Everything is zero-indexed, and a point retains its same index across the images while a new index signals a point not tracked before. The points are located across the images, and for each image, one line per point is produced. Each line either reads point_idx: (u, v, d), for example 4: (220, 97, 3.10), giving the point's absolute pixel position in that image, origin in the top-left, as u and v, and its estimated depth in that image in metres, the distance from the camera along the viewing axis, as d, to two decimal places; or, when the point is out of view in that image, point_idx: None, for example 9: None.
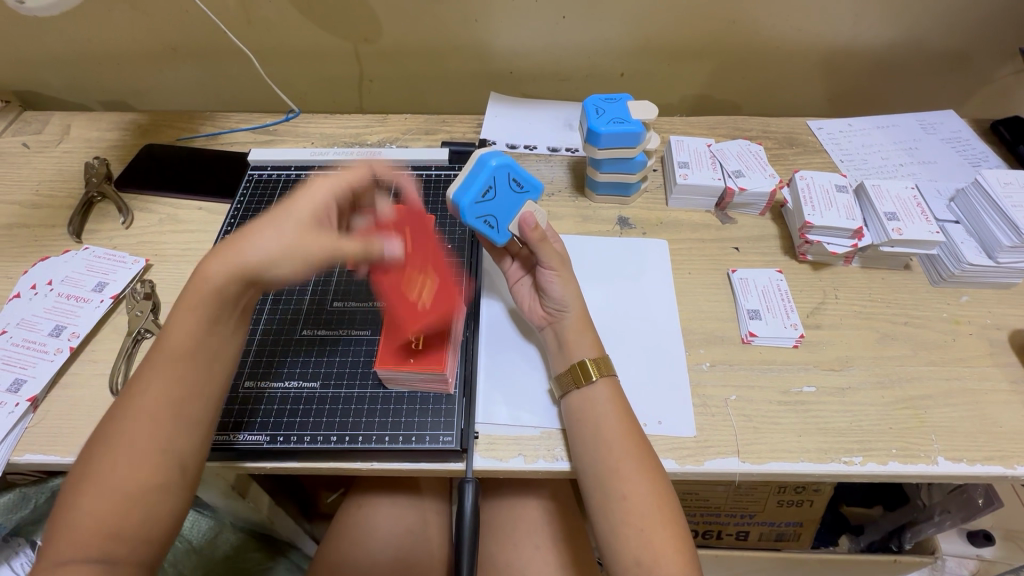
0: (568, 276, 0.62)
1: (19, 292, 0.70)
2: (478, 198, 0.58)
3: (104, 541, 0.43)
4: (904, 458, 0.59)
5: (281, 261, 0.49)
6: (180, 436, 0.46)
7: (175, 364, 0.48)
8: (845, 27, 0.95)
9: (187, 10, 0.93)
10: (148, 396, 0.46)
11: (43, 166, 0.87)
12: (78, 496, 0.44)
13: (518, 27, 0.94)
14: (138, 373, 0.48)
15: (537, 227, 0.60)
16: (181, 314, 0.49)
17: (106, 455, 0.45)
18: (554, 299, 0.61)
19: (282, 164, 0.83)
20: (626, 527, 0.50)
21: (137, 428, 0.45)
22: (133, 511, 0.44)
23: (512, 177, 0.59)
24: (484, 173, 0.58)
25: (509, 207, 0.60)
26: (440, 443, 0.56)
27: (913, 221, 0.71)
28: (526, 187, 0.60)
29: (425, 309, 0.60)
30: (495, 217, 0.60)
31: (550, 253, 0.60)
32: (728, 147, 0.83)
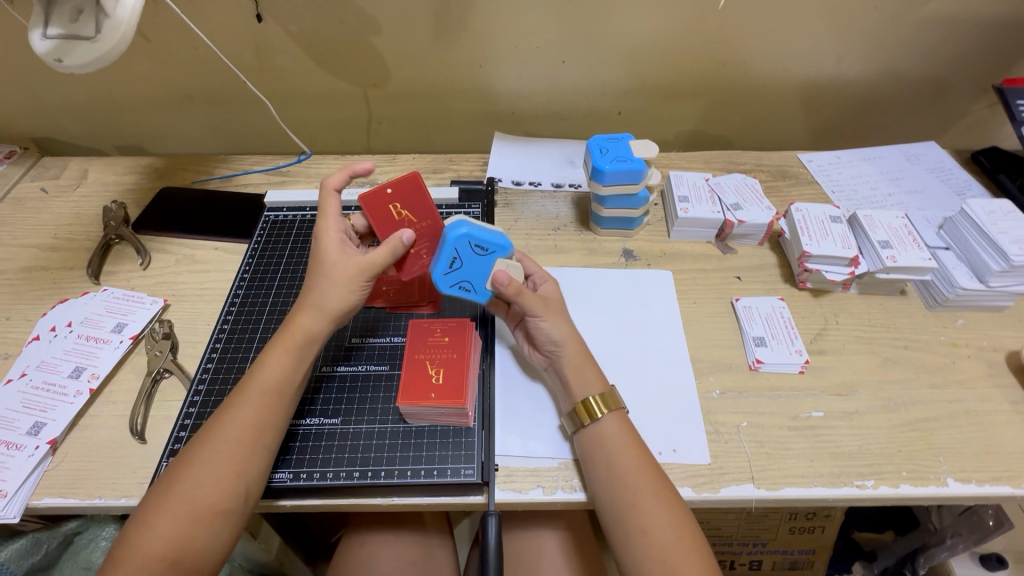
0: (557, 316, 0.63)
1: (39, 334, 0.71)
2: (445, 270, 0.61)
3: (164, 562, 0.47)
4: (915, 480, 0.60)
5: (344, 300, 0.58)
6: (253, 464, 0.52)
7: (266, 397, 0.55)
8: (827, 66, 1.01)
9: (205, 60, 0.97)
10: (238, 423, 0.53)
11: (61, 210, 0.89)
12: (153, 507, 0.49)
13: (520, 70, 0.99)
14: (232, 402, 0.54)
15: (512, 282, 0.60)
16: (275, 354, 0.57)
17: (187, 474, 0.50)
18: (545, 341, 0.62)
19: (297, 205, 0.86)
20: (650, 562, 0.50)
21: (221, 449, 0.51)
22: (197, 534, 0.48)
23: (473, 244, 0.60)
24: (447, 247, 0.60)
25: (480, 269, 0.62)
26: (461, 476, 0.57)
27: (906, 248, 0.74)
28: (492, 248, 0.61)
29: (446, 345, 0.62)
30: (470, 281, 0.62)
31: (532, 301, 0.61)
32: (726, 181, 0.87)
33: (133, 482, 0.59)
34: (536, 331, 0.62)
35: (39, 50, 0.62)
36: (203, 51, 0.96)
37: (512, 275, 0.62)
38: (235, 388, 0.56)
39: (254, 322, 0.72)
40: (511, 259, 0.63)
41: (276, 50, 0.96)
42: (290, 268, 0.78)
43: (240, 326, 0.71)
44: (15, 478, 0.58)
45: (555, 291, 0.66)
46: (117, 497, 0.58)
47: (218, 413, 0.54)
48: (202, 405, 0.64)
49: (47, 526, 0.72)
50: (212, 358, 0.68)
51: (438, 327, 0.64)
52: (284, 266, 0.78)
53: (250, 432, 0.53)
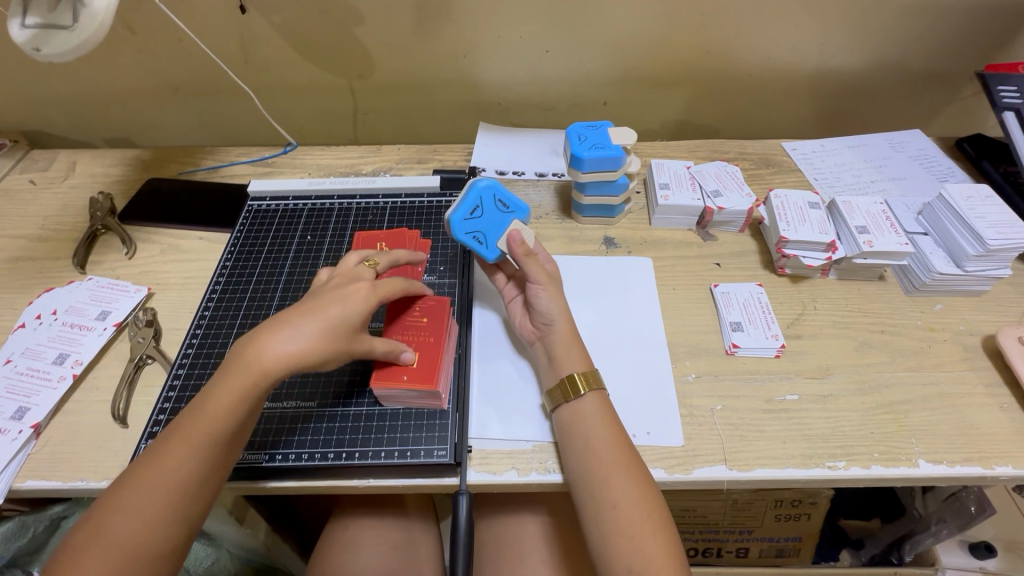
0: (555, 291, 0.64)
1: (24, 322, 0.72)
2: (466, 216, 0.65)
3: (112, 572, 0.46)
4: (886, 461, 0.60)
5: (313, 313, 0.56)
6: (207, 477, 0.50)
7: (224, 411, 0.52)
8: (811, 55, 1.01)
9: (191, 52, 0.98)
10: (193, 436, 0.50)
11: (48, 202, 0.90)
12: (104, 515, 0.48)
13: (504, 61, 0.99)
14: (189, 412, 0.52)
15: (523, 242, 0.64)
16: (233, 364, 0.53)
17: (141, 483, 0.49)
18: (540, 314, 0.63)
19: (281, 194, 0.87)
20: (618, 537, 0.51)
21: (175, 462, 0.49)
22: (148, 542, 0.47)
23: (497, 198, 0.67)
24: (473, 194, 0.66)
25: (498, 224, 0.66)
26: (434, 457, 0.57)
27: (883, 233, 0.74)
28: (512, 207, 0.67)
29: (422, 330, 0.63)
30: (484, 233, 0.65)
31: (536, 269, 0.64)
32: (707, 168, 0.88)
33: (113, 465, 0.60)
34: (533, 302, 0.63)
35: (17, 39, 0.62)
36: (188, 44, 0.96)
37: (524, 237, 0.66)
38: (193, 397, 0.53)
39: (235, 308, 0.72)
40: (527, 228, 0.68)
41: (261, 42, 0.96)
42: (272, 257, 0.78)
43: (221, 313, 0.72)
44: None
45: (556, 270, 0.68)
46: (99, 479, 0.59)
47: (175, 424, 0.52)
48: (182, 390, 0.64)
49: (33, 510, 0.73)
50: (193, 344, 0.69)
51: (415, 311, 0.65)
52: (266, 254, 0.79)
53: (224, 430, 0.51)
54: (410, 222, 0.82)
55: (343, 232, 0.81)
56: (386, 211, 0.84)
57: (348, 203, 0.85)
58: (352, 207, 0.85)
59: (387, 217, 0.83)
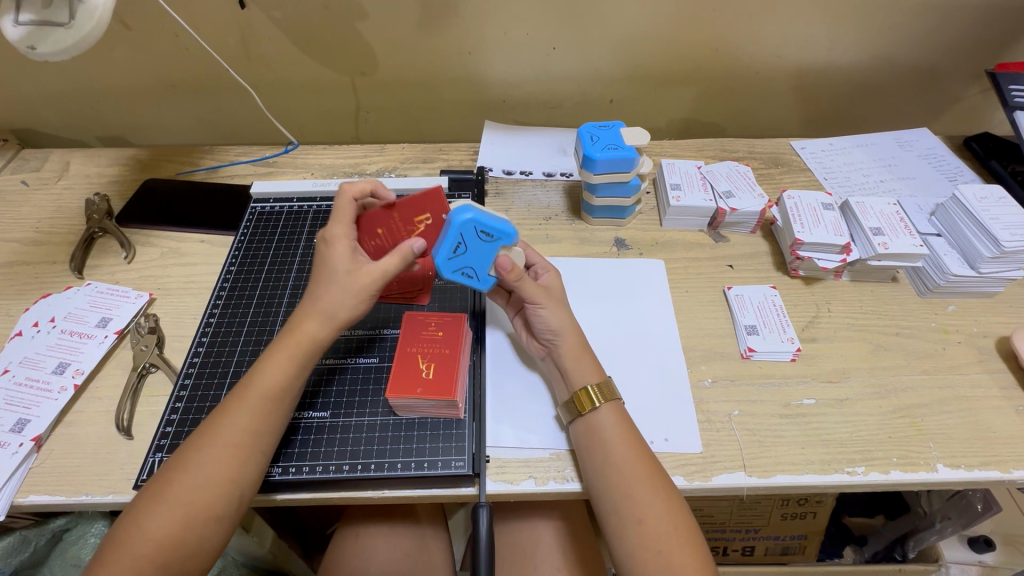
0: (556, 306, 0.62)
1: (21, 329, 0.70)
2: (449, 255, 0.59)
3: (155, 565, 0.46)
4: (905, 466, 0.60)
5: (354, 307, 0.56)
6: (249, 470, 0.51)
7: (265, 404, 0.53)
8: (820, 52, 1.00)
9: (188, 48, 0.95)
10: (235, 429, 0.52)
11: (42, 203, 0.87)
12: (142, 506, 0.48)
13: (510, 58, 0.98)
14: (229, 407, 0.53)
15: (513, 267, 0.60)
16: (278, 359, 0.55)
17: (184, 474, 0.49)
18: (544, 330, 0.62)
19: (285, 196, 0.85)
20: (643, 550, 0.50)
21: (217, 454, 0.50)
22: (190, 538, 0.48)
23: (479, 229, 0.58)
24: (451, 232, 0.58)
25: (485, 255, 0.60)
26: (452, 468, 0.56)
27: (898, 234, 0.74)
28: (496, 233, 0.59)
29: (439, 339, 0.61)
30: (473, 267, 0.61)
31: (532, 289, 0.61)
32: (718, 168, 0.87)
33: (119, 478, 0.58)
34: (535, 321, 0.62)
35: (10, 36, 0.59)
36: (186, 40, 0.93)
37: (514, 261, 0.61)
38: (234, 391, 0.55)
39: (241, 315, 0.71)
40: (515, 245, 0.62)
41: (261, 38, 0.94)
42: (278, 261, 0.77)
43: (227, 320, 0.70)
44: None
45: (556, 281, 0.65)
46: (105, 494, 0.57)
47: (215, 417, 0.53)
48: (189, 400, 0.63)
49: (36, 523, 0.71)
50: (199, 352, 0.67)
51: (433, 320, 0.63)
52: (272, 258, 0.77)
53: (247, 439, 0.52)
54: None
55: None
56: None
57: None
58: None
59: None
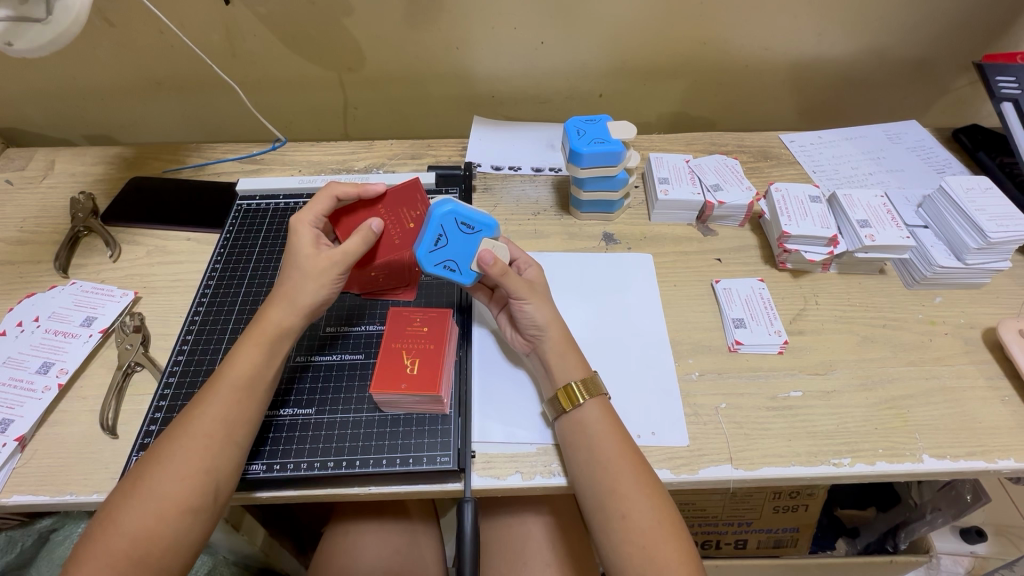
0: (541, 301, 0.61)
1: (4, 329, 0.69)
2: (431, 247, 0.61)
3: (132, 560, 0.46)
4: (891, 457, 0.60)
5: (314, 291, 0.58)
6: (222, 460, 0.51)
7: (236, 392, 0.53)
8: (809, 45, 0.99)
9: (173, 45, 0.94)
10: (207, 420, 0.51)
11: (27, 203, 0.87)
12: (117, 503, 0.48)
13: (498, 52, 0.97)
14: (200, 399, 0.53)
15: (496, 262, 0.60)
16: (247, 348, 0.56)
17: (157, 468, 0.49)
18: (529, 325, 0.61)
19: (271, 193, 0.84)
20: (627, 545, 0.50)
21: (188, 446, 0.50)
22: (165, 532, 0.47)
23: (460, 221, 0.61)
24: (433, 223, 0.61)
25: (466, 248, 0.61)
26: (437, 463, 0.56)
27: (885, 226, 0.74)
28: (477, 226, 0.61)
29: (423, 335, 0.61)
30: (454, 260, 0.62)
31: (517, 283, 0.60)
32: (706, 162, 0.87)
33: (103, 478, 0.58)
34: (519, 316, 0.61)
35: None
36: (170, 36, 0.93)
37: (496, 256, 0.62)
38: (205, 383, 0.55)
39: (227, 313, 0.70)
40: (498, 239, 0.63)
41: (246, 34, 0.93)
42: (264, 257, 0.76)
43: (211, 318, 0.70)
44: None
45: (539, 276, 0.65)
46: (89, 493, 0.56)
47: (188, 410, 0.53)
48: (173, 398, 0.62)
49: (22, 524, 0.72)
50: (184, 350, 0.67)
51: (418, 316, 0.63)
52: (257, 256, 0.76)
53: (220, 429, 0.51)
54: None
55: None
56: None
57: None
58: None
59: None
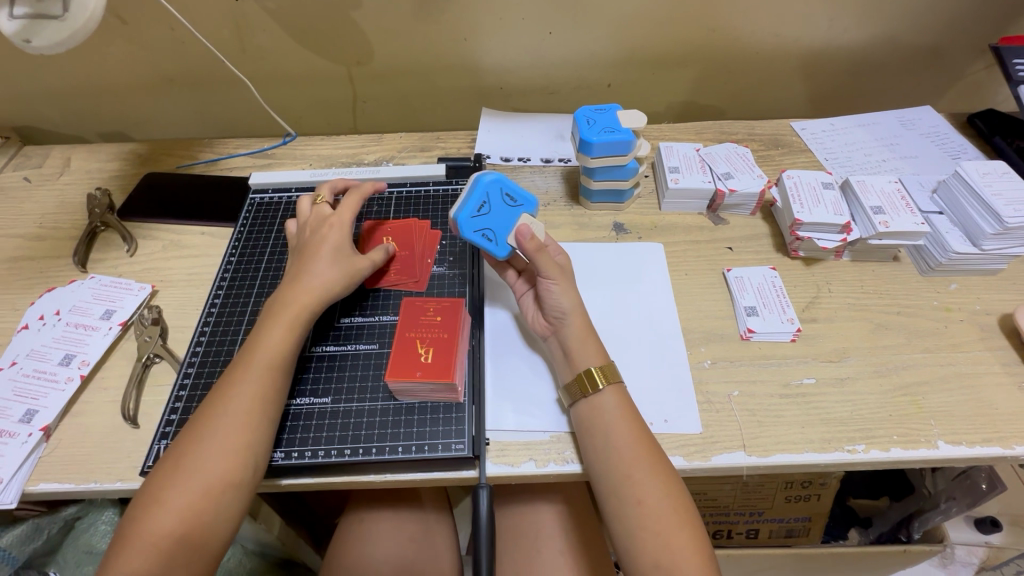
0: (567, 285, 0.62)
1: (27, 323, 0.70)
2: (473, 213, 0.63)
3: (178, 538, 0.47)
4: (905, 443, 0.60)
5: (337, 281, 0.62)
6: (261, 436, 0.53)
7: (270, 370, 0.55)
8: (821, 30, 0.98)
9: (183, 41, 0.95)
10: (243, 398, 0.53)
11: (45, 199, 0.88)
12: (157, 482, 0.49)
13: (506, 44, 0.97)
14: (232, 377, 0.55)
15: (533, 237, 0.62)
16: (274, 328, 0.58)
17: (194, 449, 0.50)
18: (553, 308, 0.61)
19: (283, 186, 0.85)
20: (642, 531, 0.51)
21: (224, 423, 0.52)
22: (209, 508, 0.49)
23: (505, 192, 0.65)
24: (479, 189, 0.64)
25: (506, 221, 0.64)
26: (452, 451, 0.57)
27: (899, 213, 0.73)
28: (520, 201, 0.65)
29: (437, 324, 0.62)
30: (493, 230, 0.63)
31: (547, 262, 0.61)
32: (717, 151, 0.86)
33: (126, 466, 0.59)
34: (544, 295, 0.62)
35: (6, 30, 0.60)
36: (180, 33, 0.93)
37: (533, 233, 0.64)
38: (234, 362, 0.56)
39: (242, 305, 0.71)
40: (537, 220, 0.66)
41: (256, 29, 0.93)
42: (277, 250, 0.77)
43: (228, 310, 0.71)
44: (9, 464, 0.58)
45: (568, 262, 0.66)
46: (113, 481, 0.58)
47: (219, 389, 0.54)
48: (192, 389, 0.63)
49: (47, 511, 0.72)
50: (201, 341, 0.68)
51: (432, 306, 0.64)
52: (270, 249, 0.77)
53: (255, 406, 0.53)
54: (417, 212, 0.80)
55: None
56: (392, 200, 0.82)
57: None
58: None
59: (393, 207, 0.81)
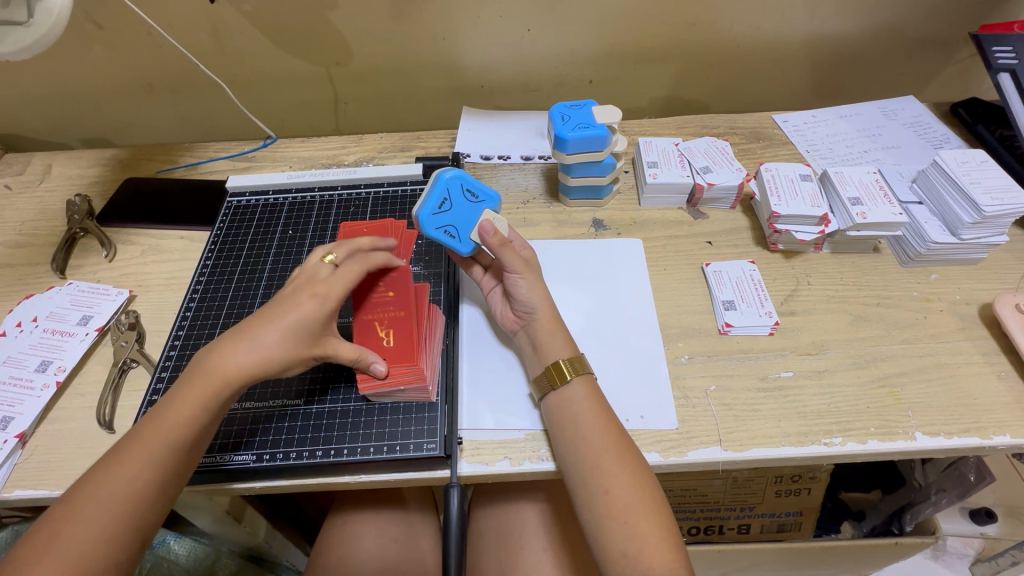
0: (534, 278, 0.62)
1: (4, 330, 0.70)
2: (434, 210, 0.62)
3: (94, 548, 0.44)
4: (883, 435, 0.60)
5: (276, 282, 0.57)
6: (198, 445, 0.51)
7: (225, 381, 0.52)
8: (801, 22, 0.98)
9: (161, 46, 0.95)
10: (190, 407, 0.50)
11: (25, 207, 0.88)
12: (54, 518, 0.45)
13: (485, 42, 0.96)
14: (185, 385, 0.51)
15: (496, 232, 0.63)
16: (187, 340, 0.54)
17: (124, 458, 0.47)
18: (522, 302, 0.61)
19: (261, 189, 0.85)
20: (610, 521, 0.50)
21: (153, 447, 0.48)
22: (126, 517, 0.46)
23: (465, 188, 0.64)
24: (439, 187, 0.63)
25: (468, 216, 0.64)
26: (424, 450, 0.57)
27: (877, 203, 0.73)
28: (481, 197, 0.65)
29: (391, 301, 0.60)
30: (455, 227, 0.63)
31: (513, 258, 0.62)
32: (696, 144, 0.86)
33: None
34: (511, 289, 0.62)
35: None
36: (158, 37, 0.93)
37: (497, 228, 0.64)
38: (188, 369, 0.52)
39: (218, 308, 0.71)
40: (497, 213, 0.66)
41: (233, 32, 0.93)
42: (254, 252, 0.77)
43: (203, 313, 0.71)
44: None
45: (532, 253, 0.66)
46: None
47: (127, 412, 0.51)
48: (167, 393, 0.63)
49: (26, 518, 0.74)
50: (176, 345, 0.68)
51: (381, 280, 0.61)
52: (247, 251, 0.77)
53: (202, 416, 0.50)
54: (395, 211, 0.80)
55: (324, 226, 0.79)
56: (369, 201, 0.82)
57: (330, 196, 0.83)
58: (334, 200, 0.83)
59: (370, 207, 0.81)
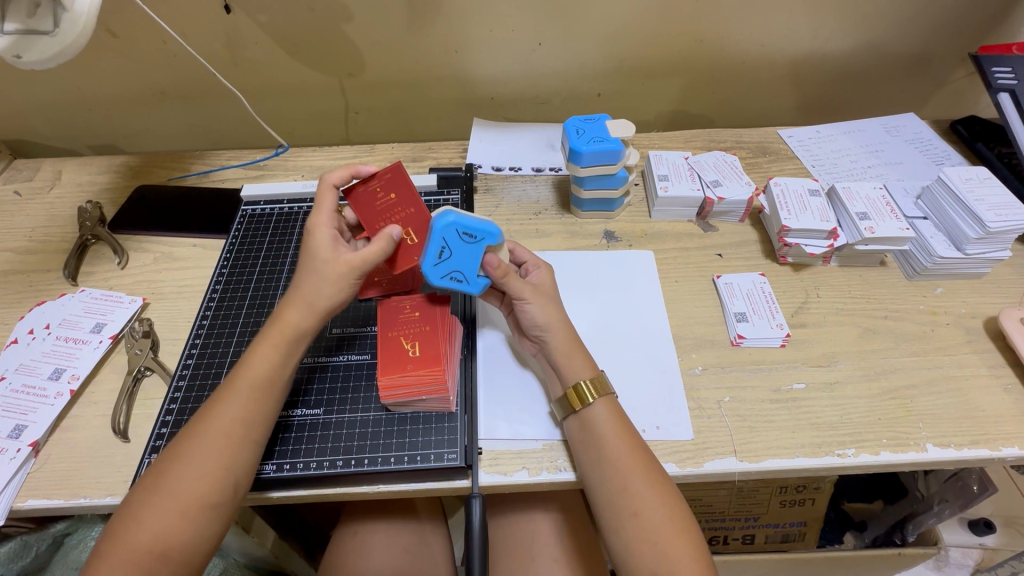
0: (545, 301, 0.62)
1: (17, 337, 0.70)
2: (434, 260, 0.60)
3: (155, 554, 0.47)
4: (895, 447, 0.61)
5: (335, 295, 0.58)
6: (242, 456, 0.52)
7: (254, 392, 0.54)
8: (804, 40, 1.00)
9: (175, 54, 0.95)
10: (224, 420, 0.52)
11: (35, 212, 0.88)
12: (150, 512, 0.48)
13: (496, 55, 0.98)
14: (218, 397, 0.54)
15: (499, 265, 0.60)
16: (261, 349, 0.56)
17: (170, 470, 0.50)
18: (532, 327, 0.62)
19: (275, 198, 0.85)
20: (641, 542, 0.51)
21: (241, 451, 0.52)
22: (179, 528, 0.48)
23: (461, 231, 0.59)
24: (435, 236, 0.59)
25: (471, 257, 0.60)
26: (445, 460, 0.57)
27: (884, 218, 0.74)
28: (480, 235, 0.60)
29: (416, 319, 0.62)
30: (461, 271, 0.61)
31: (519, 286, 0.61)
32: (705, 158, 0.87)
33: (115, 481, 0.58)
34: (522, 316, 0.62)
35: None
36: (172, 46, 0.94)
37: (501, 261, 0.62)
38: (222, 383, 0.56)
39: (234, 316, 0.71)
40: (501, 245, 0.62)
41: (247, 42, 0.94)
42: (269, 261, 0.77)
43: (220, 321, 0.71)
44: None
45: (547, 278, 0.66)
46: (102, 496, 0.57)
47: (203, 411, 0.54)
48: (183, 402, 0.63)
49: (35, 529, 0.72)
50: (192, 354, 0.67)
51: (407, 303, 0.64)
52: (262, 261, 0.77)
53: (239, 427, 0.53)
54: None
55: None
56: None
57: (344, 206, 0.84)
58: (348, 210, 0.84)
59: None
